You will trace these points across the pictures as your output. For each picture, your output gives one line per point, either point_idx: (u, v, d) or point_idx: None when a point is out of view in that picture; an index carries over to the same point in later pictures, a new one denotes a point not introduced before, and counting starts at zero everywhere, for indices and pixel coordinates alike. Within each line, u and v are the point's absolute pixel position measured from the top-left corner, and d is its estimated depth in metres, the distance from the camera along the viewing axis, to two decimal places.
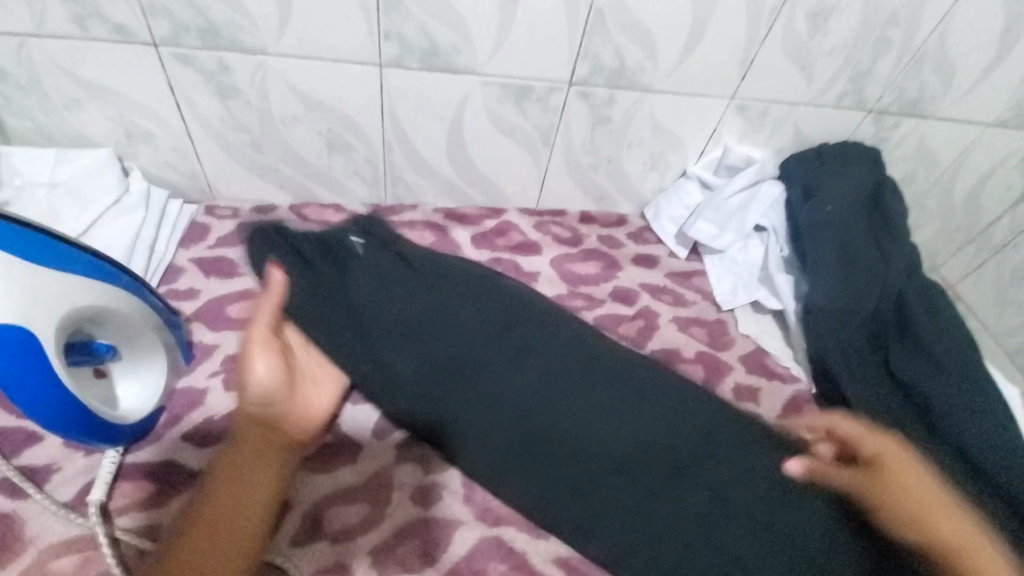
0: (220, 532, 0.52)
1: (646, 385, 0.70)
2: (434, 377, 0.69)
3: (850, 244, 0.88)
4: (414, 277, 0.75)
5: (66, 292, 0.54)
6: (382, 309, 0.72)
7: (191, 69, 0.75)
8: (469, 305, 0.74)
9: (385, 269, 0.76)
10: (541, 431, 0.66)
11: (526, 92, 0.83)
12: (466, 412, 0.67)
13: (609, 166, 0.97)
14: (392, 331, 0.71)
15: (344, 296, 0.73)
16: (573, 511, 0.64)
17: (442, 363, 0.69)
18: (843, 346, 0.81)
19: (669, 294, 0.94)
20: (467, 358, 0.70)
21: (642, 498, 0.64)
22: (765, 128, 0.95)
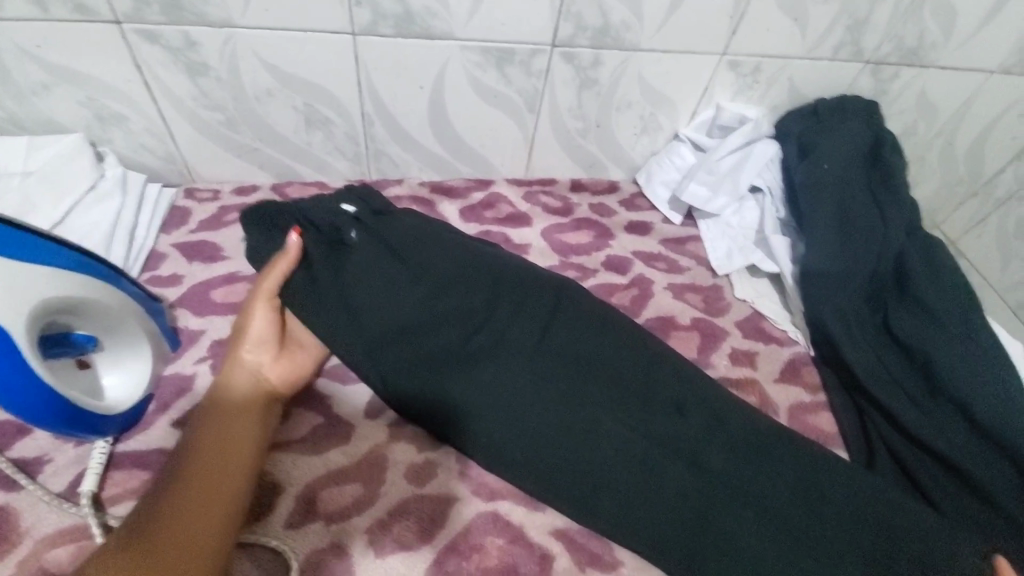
0: (208, 492, 0.52)
1: (637, 365, 0.69)
2: (430, 354, 0.67)
3: (851, 202, 0.85)
4: (408, 251, 0.73)
5: (33, 285, 0.53)
6: (375, 283, 0.69)
7: (156, 46, 0.72)
8: (462, 282, 0.72)
9: (380, 240, 0.73)
10: (541, 408, 0.65)
11: (508, 56, 0.80)
12: (464, 389, 0.65)
13: (598, 131, 0.94)
14: (384, 306, 0.68)
15: (341, 292, 0.68)
16: (571, 489, 0.63)
17: (433, 348, 0.67)
18: (841, 307, 0.80)
19: (663, 261, 0.92)
20: (464, 337, 0.68)
21: (642, 474, 0.62)
22: (758, 85, 0.92)
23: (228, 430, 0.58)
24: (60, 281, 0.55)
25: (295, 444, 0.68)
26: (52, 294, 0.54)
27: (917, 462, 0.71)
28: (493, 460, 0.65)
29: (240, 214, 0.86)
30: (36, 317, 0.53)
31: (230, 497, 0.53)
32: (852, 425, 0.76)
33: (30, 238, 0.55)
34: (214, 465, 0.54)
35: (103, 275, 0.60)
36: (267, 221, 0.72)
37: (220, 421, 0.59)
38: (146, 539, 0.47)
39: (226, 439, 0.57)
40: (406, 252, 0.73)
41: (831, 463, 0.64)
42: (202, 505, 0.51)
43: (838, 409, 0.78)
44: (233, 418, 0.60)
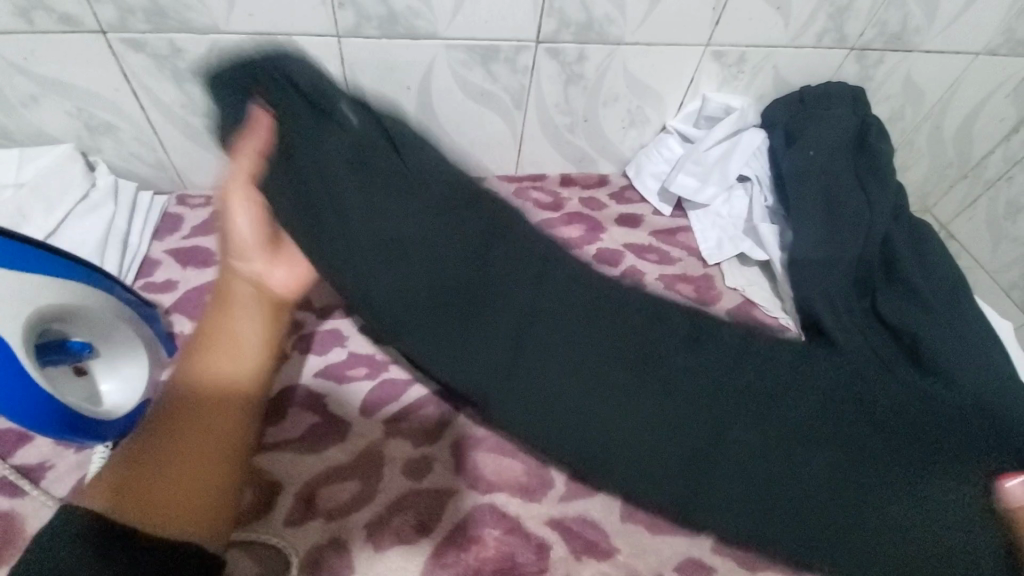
0: (206, 446, 0.45)
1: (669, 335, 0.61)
2: (427, 295, 0.59)
3: (838, 188, 0.86)
4: (397, 181, 0.62)
5: (27, 295, 0.54)
6: (359, 225, 0.59)
7: (142, 54, 0.72)
8: (465, 224, 0.62)
9: (360, 172, 0.61)
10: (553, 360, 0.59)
11: (492, 53, 0.81)
12: (468, 338, 0.59)
13: (586, 125, 0.95)
14: (379, 219, 0.60)
15: (314, 159, 0.60)
16: (598, 448, 0.57)
17: (436, 280, 0.59)
18: (829, 291, 0.80)
19: (654, 253, 0.93)
20: (469, 275, 0.60)
21: (678, 434, 0.57)
22: (743, 75, 0.93)
23: (230, 359, 0.51)
24: (53, 291, 0.56)
25: (293, 444, 0.69)
26: (45, 304, 0.55)
27: None
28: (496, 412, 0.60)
29: None
30: (30, 328, 0.54)
31: (233, 447, 0.47)
32: None
33: (22, 246, 0.55)
34: (217, 403, 0.48)
35: (97, 283, 0.60)
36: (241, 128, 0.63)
37: (220, 345, 0.51)
38: (135, 488, 0.41)
39: (228, 372, 0.50)
40: (396, 180, 0.62)
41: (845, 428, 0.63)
42: (201, 451, 0.45)
43: None
44: (238, 337, 0.52)
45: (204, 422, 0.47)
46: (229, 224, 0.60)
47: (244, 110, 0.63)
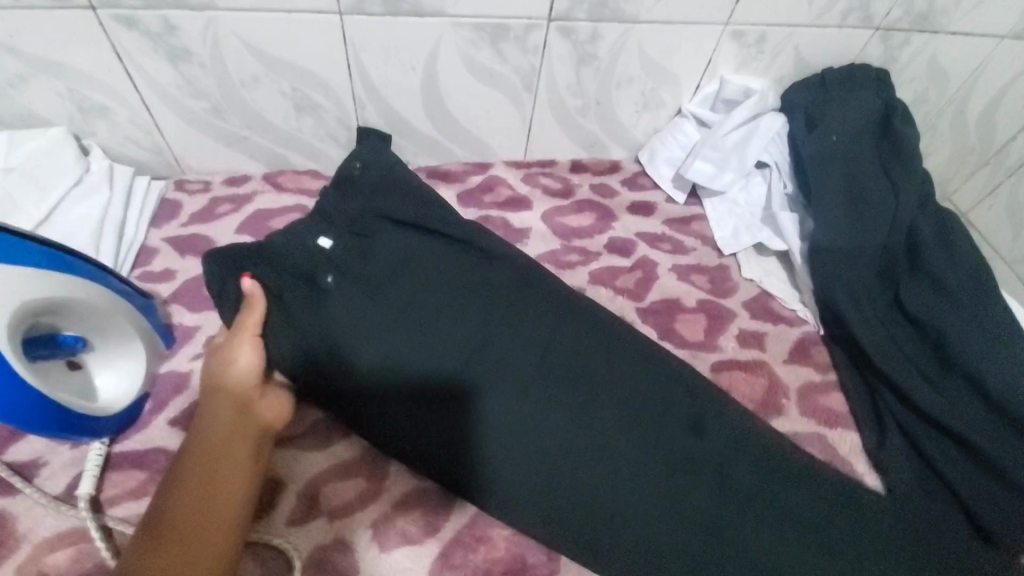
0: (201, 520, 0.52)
1: (669, 397, 0.69)
2: (395, 351, 0.66)
3: (861, 176, 0.82)
4: (385, 283, 0.69)
5: (6, 291, 0.50)
6: (347, 305, 0.67)
7: (135, 32, 0.69)
8: (438, 299, 0.70)
9: (357, 282, 0.68)
10: (494, 420, 0.65)
11: (502, 32, 0.77)
12: (423, 393, 0.66)
13: (598, 109, 0.91)
14: (350, 301, 0.67)
15: (300, 267, 0.67)
16: (576, 503, 0.63)
17: (399, 337, 0.67)
18: (851, 284, 0.78)
19: (667, 242, 0.89)
20: (427, 342, 0.67)
21: (666, 500, 0.63)
22: (763, 56, 0.88)
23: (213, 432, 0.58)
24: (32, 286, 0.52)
25: (298, 439, 0.67)
26: (24, 299, 0.52)
27: (926, 437, 0.70)
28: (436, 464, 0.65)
29: (232, 206, 0.85)
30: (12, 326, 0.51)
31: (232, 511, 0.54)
32: (861, 405, 0.74)
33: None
34: (202, 466, 0.55)
35: (83, 272, 0.57)
36: (228, 255, 0.67)
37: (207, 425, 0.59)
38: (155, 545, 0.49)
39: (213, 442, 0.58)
40: (359, 263, 0.69)
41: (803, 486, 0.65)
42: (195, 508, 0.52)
43: (848, 388, 0.76)
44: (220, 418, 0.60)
45: (206, 483, 0.55)
46: (230, 359, 0.63)
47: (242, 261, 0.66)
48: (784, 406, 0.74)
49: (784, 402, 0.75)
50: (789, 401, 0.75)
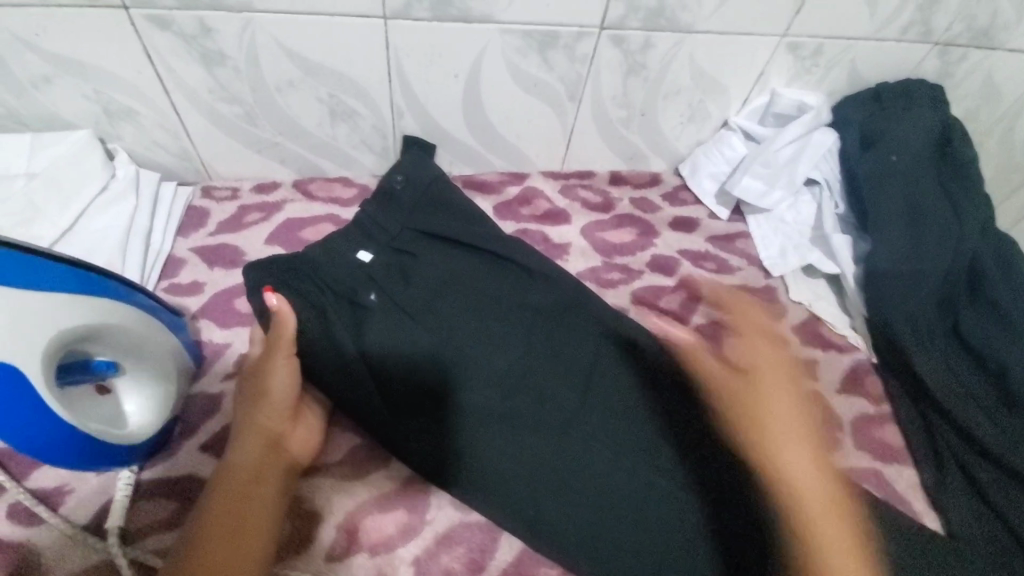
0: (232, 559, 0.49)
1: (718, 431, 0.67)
2: (434, 375, 0.67)
3: (921, 200, 0.79)
4: (428, 306, 0.70)
5: (40, 318, 0.48)
6: (388, 325, 0.67)
7: (169, 33, 0.65)
8: (477, 323, 0.70)
9: (398, 302, 0.69)
10: (531, 448, 0.64)
11: (551, 39, 0.73)
12: (460, 416, 0.65)
13: (642, 120, 0.87)
14: (390, 321, 0.68)
15: (340, 285, 0.67)
16: (619, 535, 0.61)
17: (439, 361, 0.67)
18: (910, 314, 0.75)
19: (712, 261, 0.86)
20: (465, 365, 0.68)
21: (716, 540, 0.61)
22: (818, 69, 0.85)
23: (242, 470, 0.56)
24: (49, 310, 0.48)
25: (335, 467, 0.64)
26: (54, 328, 0.48)
27: (989, 476, 0.67)
28: (468, 491, 0.62)
29: (261, 215, 0.81)
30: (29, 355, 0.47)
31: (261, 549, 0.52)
32: (919, 439, 0.71)
33: (7, 255, 0.47)
34: (233, 506, 0.53)
35: (105, 291, 0.53)
36: (267, 272, 0.65)
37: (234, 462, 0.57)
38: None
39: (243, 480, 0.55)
40: (400, 283, 0.70)
41: (863, 532, 0.61)
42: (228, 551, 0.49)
43: (905, 420, 0.72)
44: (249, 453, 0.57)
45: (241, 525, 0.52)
46: (264, 389, 0.61)
47: (277, 276, 0.65)
48: (838, 439, 0.71)
49: (838, 434, 0.71)
50: (843, 434, 0.72)
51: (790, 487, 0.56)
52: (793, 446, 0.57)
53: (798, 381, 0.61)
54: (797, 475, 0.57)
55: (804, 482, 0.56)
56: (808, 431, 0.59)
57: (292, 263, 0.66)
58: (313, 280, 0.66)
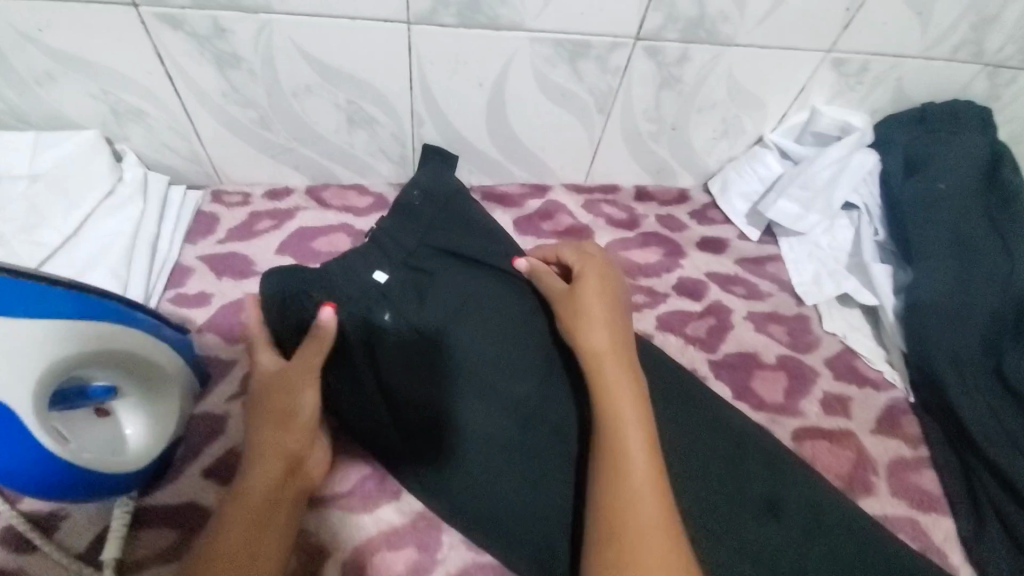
0: None
1: (747, 475, 0.64)
2: (442, 403, 0.62)
3: (967, 230, 0.74)
4: (444, 326, 0.65)
5: (31, 346, 0.45)
6: (404, 347, 0.63)
7: (181, 33, 0.61)
8: (495, 347, 0.65)
9: (413, 324, 0.64)
10: (538, 481, 0.60)
11: (582, 50, 0.69)
12: (470, 445, 0.61)
13: (673, 134, 0.83)
14: (401, 342, 0.63)
15: (352, 303, 0.63)
16: None
17: (449, 387, 0.63)
18: (954, 353, 0.70)
19: (741, 286, 0.82)
20: (479, 388, 0.63)
21: None
22: (861, 87, 0.80)
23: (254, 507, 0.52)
24: (39, 339, 0.46)
25: (342, 499, 0.60)
26: (46, 356, 0.46)
27: None
28: (475, 526, 0.59)
29: (273, 223, 0.78)
30: (19, 383, 0.44)
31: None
32: (957, 486, 0.67)
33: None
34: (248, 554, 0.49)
35: (97, 312, 0.50)
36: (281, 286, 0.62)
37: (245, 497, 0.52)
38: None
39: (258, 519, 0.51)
40: (416, 301, 0.65)
41: None
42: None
43: (943, 466, 0.68)
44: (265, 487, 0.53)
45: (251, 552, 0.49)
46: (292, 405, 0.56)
47: (293, 289, 0.62)
48: (874, 484, 0.67)
49: (874, 480, 0.68)
50: (879, 479, 0.68)
51: (602, 384, 0.57)
52: (595, 327, 0.60)
53: (613, 290, 0.65)
54: (609, 388, 0.57)
55: (616, 393, 0.56)
56: (614, 316, 0.62)
57: (305, 278, 0.63)
58: (330, 300, 0.63)
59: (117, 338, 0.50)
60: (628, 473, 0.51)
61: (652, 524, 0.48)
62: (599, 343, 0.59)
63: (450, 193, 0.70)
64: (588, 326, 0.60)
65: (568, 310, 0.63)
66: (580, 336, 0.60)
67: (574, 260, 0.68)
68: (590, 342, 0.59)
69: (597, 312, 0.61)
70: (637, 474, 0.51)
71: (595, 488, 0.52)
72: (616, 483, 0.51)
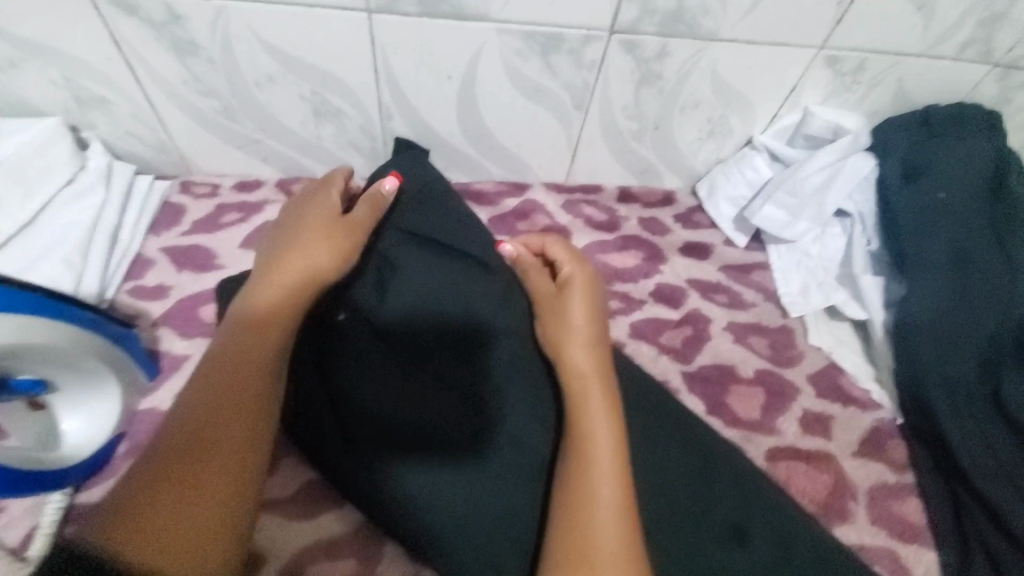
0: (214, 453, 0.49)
1: (715, 498, 0.59)
2: (388, 411, 0.58)
3: (967, 242, 0.69)
4: (402, 327, 0.60)
5: None
6: (359, 347, 0.60)
7: (137, 19, 0.60)
8: (454, 349, 0.60)
9: (372, 323, 0.61)
10: (483, 497, 0.56)
11: (554, 42, 0.66)
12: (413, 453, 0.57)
13: (657, 134, 0.79)
14: (356, 341, 0.60)
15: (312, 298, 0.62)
16: None
17: (401, 392, 0.58)
18: (947, 377, 0.65)
19: (723, 294, 0.78)
20: (431, 394, 0.58)
21: None
22: (858, 87, 0.75)
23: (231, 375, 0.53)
24: None
25: (283, 504, 0.58)
26: None
27: None
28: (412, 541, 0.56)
29: (239, 216, 0.76)
30: None
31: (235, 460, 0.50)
32: (944, 518, 0.62)
33: None
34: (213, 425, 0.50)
35: (19, 306, 0.48)
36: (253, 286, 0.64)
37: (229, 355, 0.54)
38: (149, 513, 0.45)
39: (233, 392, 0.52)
40: (376, 297, 0.62)
41: None
42: (204, 482, 0.47)
43: (929, 495, 0.64)
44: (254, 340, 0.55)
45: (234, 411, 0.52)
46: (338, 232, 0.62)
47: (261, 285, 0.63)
48: (851, 512, 0.63)
49: (852, 507, 0.64)
50: (857, 506, 0.64)
51: (580, 406, 0.57)
52: (578, 346, 0.60)
53: (597, 300, 0.65)
54: (585, 413, 0.56)
55: (594, 419, 0.55)
56: (597, 335, 0.61)
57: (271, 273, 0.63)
58: None
59: (40, 335, 0.49)
60: (593, 500, 0.50)
61: (612, 552, 0.47)
62: (581, 363, 0.59)
63: (429, 188, 0.69)
64: (571, 345, 0.60)
65: (553, 326, 0.62)
66: (565, 354, 0.60)
67: (563, 261, 0.66)
68: (573, 362, 0.59)
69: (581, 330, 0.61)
70: (602, 499, 0.50)
71: (561, 512, 0.51)
72: (582, 498, 0.51)
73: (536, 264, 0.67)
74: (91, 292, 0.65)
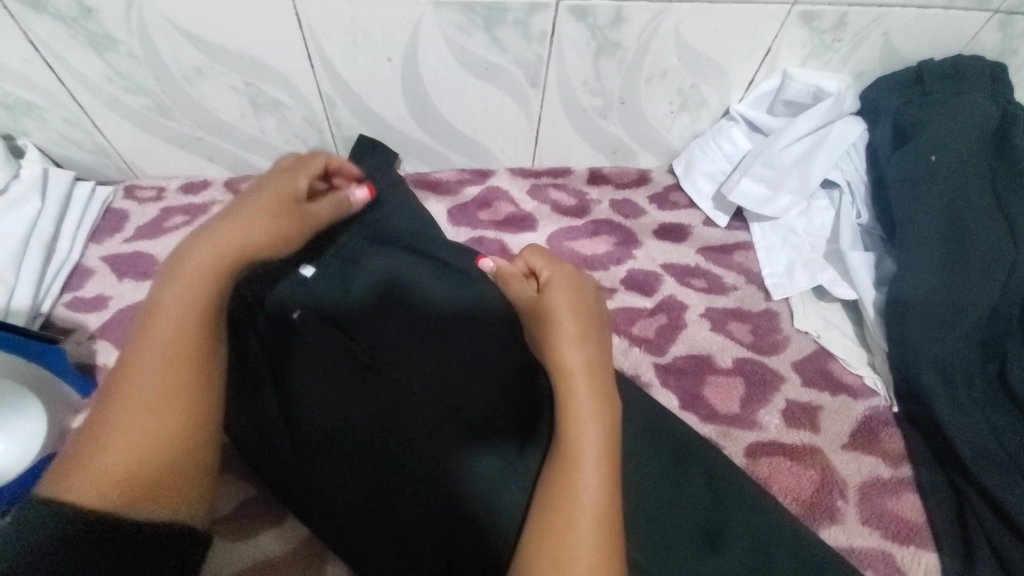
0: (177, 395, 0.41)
1: (686, 502, 0.52)
2: (345, 412, 0.49)
3: (965, 208, 0.62)
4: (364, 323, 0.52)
5: None
6: (317, 350, 0.51)
7: (47, 16, 0.56)
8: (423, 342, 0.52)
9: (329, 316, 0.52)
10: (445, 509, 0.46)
11: (497, 14, 0.60)
12: (369, 463, 0.48)
13: (623, 109, 0.73)
14: (309, 341, 0.51)
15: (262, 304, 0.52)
16: None
17: (362, 389, 0.50)
18: (942, 358, 0.59)
19: (700, 278, 0.73)
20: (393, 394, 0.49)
21: None
22: (841, 44, 0.68)
23: (184, 345, 0.42)
24: None
25: (221, 524, 0.55)
26: None
27: None
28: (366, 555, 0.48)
29: (184, 219, 0.73)
30: None
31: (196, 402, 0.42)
32: (945, 514, 0.56)
33: None
34: (179, 389, 0.41)
35: None
36: None
37: (169, 319, 0.42)
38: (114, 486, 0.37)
39: (197, 350, 0.42)
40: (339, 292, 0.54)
41: None
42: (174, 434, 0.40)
43: (927, 490, 0.58)
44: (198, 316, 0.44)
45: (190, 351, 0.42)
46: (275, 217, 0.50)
47: None
48: (840, 510, 0.58)
49: (840, 505, 0.58)
50: (846, 504, 0.58)
51: (568, 409, 0.44)
52: (568, 341, 0.46)
53: (591, 302, 0.49)
54: (571, 410, 0.44)
55: (580, 423, 0.43)
56: (589, 328, 0.47)
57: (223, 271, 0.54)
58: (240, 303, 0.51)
59: None
60: (570, 520, 0.40)
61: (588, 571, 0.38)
62: (568, 361, 0.45)
63: (402, 202, 0.62)
64: (555, 340, 0.46)
65: (541, 326, 0.48)
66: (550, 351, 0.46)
67: (537, 262, 0.50)
68: (560, 360, 0.46)
69: (573, 324, 0.47)
70: (582, 524, 0.40)
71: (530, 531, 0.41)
72: (562, 505, 0.40)
73: (516, 271, 0.51)
74: (22, 308, 0.63)
